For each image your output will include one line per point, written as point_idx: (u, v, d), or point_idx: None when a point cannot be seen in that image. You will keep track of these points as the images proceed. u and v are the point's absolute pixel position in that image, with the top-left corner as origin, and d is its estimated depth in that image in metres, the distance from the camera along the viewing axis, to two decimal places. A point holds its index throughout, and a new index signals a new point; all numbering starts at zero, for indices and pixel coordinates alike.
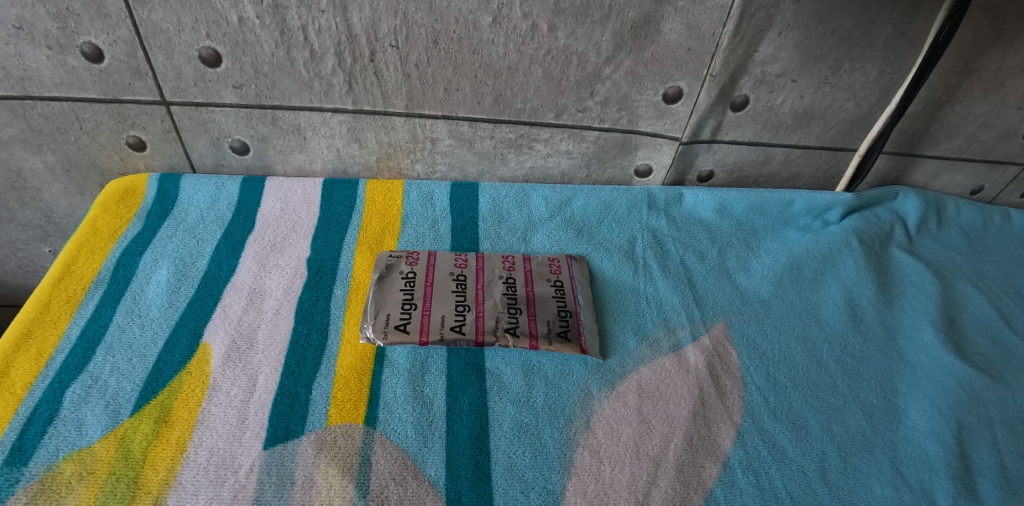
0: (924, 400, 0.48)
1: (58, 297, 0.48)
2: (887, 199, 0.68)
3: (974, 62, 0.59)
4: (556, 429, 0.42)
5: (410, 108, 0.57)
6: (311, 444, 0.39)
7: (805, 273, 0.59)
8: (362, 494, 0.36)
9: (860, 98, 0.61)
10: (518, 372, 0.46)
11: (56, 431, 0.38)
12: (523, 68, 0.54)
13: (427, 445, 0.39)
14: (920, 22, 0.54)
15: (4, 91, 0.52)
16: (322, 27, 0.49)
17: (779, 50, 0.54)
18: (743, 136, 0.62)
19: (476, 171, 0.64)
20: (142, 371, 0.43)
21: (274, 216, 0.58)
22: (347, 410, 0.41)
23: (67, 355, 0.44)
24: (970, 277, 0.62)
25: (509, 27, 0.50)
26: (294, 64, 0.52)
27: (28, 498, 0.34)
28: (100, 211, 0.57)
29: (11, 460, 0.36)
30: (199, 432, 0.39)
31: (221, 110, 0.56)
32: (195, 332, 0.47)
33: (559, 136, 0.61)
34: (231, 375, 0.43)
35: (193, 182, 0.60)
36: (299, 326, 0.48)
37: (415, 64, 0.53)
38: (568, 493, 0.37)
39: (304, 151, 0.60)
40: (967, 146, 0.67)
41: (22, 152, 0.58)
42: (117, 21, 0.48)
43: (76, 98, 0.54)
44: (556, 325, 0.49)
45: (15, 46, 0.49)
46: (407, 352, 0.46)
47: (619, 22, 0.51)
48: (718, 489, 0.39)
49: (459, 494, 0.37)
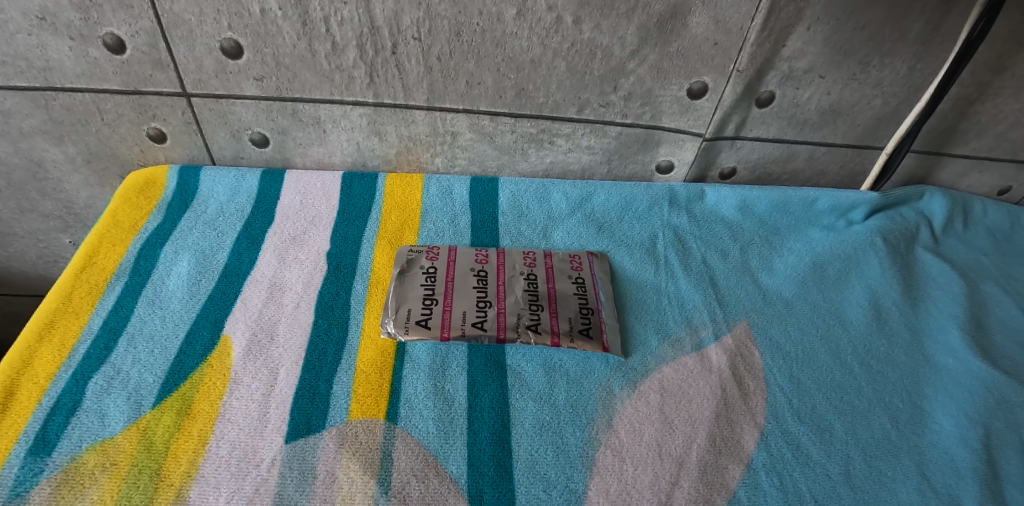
0: (951, 404, 0.47)
1: (80, 287, 0.49)
2: (913, 198, 0.66)
3: (1008, 59, 0.57)
4: (577, 428, 0.41)
5: (432, 102, 0.56)
6: (332, 439, 0.39)
7: (829, 273, 0.58)
8: (383, 490, 0.36)
9: (889, 95, 0.59)
10: (539, 369, 0.45)
11: (79, 422, 0.39)
12: (546, 61, 0.53)
13: (448, 442, 0.39)
14: (953, 18, 0.53)
15: (27, 82, 0.53)
16: (345, 19, 0.49)
17: (808, 44, 0.53)
18: (768, 133, 0.61)
19: (495, 166, 0.63)
20: (163, 363, 0.44)
21: (293, 209, 0.57)
22: (368, 405, 0.41)
23: (89, 346, 0.44)
24: (997, 280, 0.60)
25: (534, 20, 0.49)
26: (315, 56, 0.51)
27: (51, 489, 0.35)
28: (121, 202, 0.57)
29: (35, 450, 0.37)
30: (220, 426, 0.39)
31: (241, 102, 0.55)
32: (216, 325, 0.47)
33: (580, 131, 0.60)
34: (252, 368, 0.43)
35: (212, 174, 0.59)
36: (319, 319, 0.48)
37: (437, 56, 0.52)
38: (591, 492, 0.37)
39: (324, 144, 0.60)
40: (996, 145, 0.66)
41: (43, 142, 0.59)
42: (140, 12, 0.48)
43: (98, 89, 0.54)
44: (578, 322, 0.48)
45: (38, 36, 0.49)
46: (428, 348, 0.46)
47: (645, 16, 0.50)
48: (741, 491, 0.38)
49: (481, 491, 0.36)
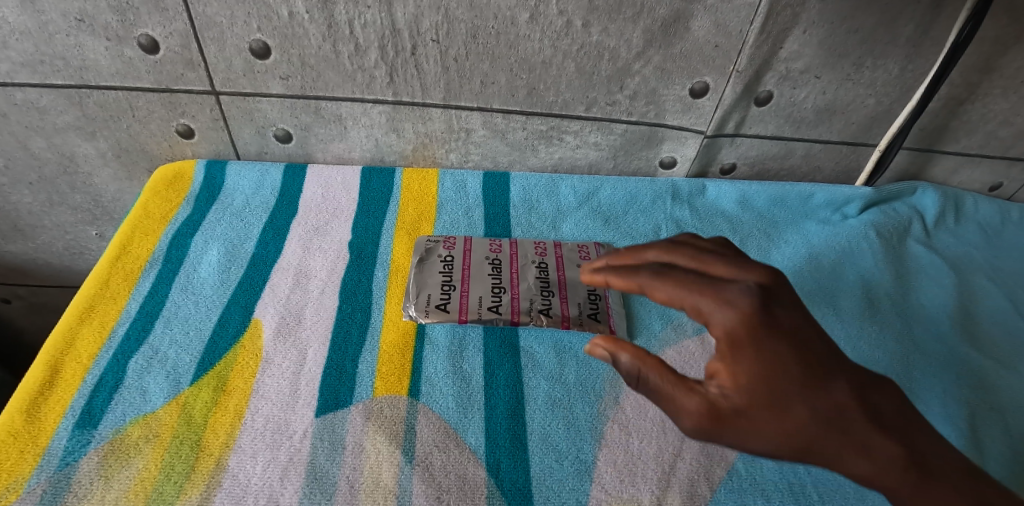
0: (938, 387, 0.50)
1: (117, 274, 0.52)
2: (906, 194, 0.69)
3: (996, 60, 0.60)
4: (587, 404, 0.44)
5: (447, 100, 0.59)
6: (359, 413, 0.42)
7: (824, 264, 0.61)
8: (408, 459, 0.39)
9: (882, 94, 0.62)
10: (550, 351, 0.48)
11: (121, 397, 0.42)
12: (557, 62, 0.56)
13: (467, 416, 0.42)
14: (942, 22, 0.56)
15: (64, 81, 0.56)
16: (368, 22, 0.51)
17: (804, 46, 0.56)
18: (767, 131, 0.64)
19: (507, 161, 0.66)
20: (197, 344, 0.47)
21: (316, 201, 0.60)
22: (392, 382, 0.44)
23: (127, 328, 0.47)
24: (986, 271, 0.63)
25: (545, 23, 0.52)
26: (339, 57, 0.54)
27: (99, 458, 0.38)
28: (152, 195, 0.60)
29: (83, 423, 0.40)
30: (254, 401, 0.42)
31: (267, 100, 0.58)
32: (246, 309, 0.50)
33: (588, 128, 0.63)
34: (282, 349, 0.46)
35: (238, 168, 0.62)
36: (343, 304, 0.51)
37: (454, 57, 0.55)
38: (599, 462, 0.40)
39: (344, 140, 0.63)
40: (986, 143, 0.69)
41: (76, 138, 0.62)
42: (174, 14, 0.51)
43: (131, 87, 0.57)
44: (587, 308, 0.52)
45: (76, 37, 0.52)
46: (447, 330, 0.49)
47: (650, 20, 0.53)
48: (739, 463, 0.41)
49: (498, 461, 0.39)
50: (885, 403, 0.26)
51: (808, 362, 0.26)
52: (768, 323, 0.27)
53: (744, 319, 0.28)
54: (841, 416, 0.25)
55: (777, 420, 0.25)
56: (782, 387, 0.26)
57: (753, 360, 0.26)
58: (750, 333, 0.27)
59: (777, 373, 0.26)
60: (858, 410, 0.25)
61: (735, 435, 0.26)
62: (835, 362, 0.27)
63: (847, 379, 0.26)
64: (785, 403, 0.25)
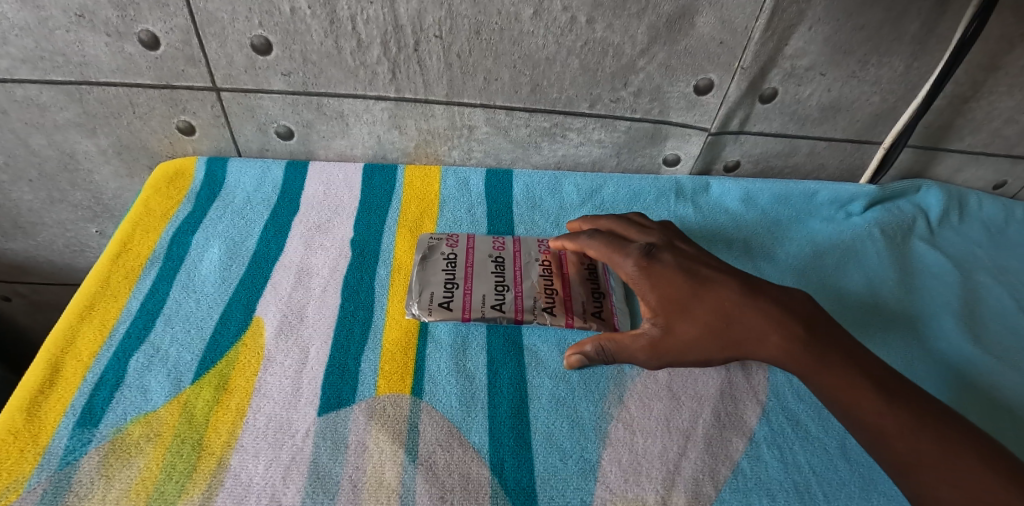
0: (944, 386, 0.49)
1: (117, 272, 0.51)
2: (909, 192, 0.69)
3: (1002, 58, 0.60)
4: (591, 403, 0.44)
5: (450, 97, 0.59)
6: (362, 412, 0.41)
7: (828, 262, 0.60)
8: (411, 458, 0.38)
9: (887, 92, 0.62)
10: (554, 349, 0.48)
11: (122, 396, 0.42)
12: (560, 59, 0.55)
13: (470, 415, 0.42)
14: (949, 19, 0.55)
15: (64, 77, 0.55)
16: (370, 18, 0.51)
17: (809, 43, 0.56)
18: (771, 128, 0.64)
19: (509, 159, 0.66)
20: (199, 343, 0.46)
21: (317, 199, 0.60)
22: (394, 381, 0.44)
23: (128, 326, 0.47)
24: (991, 270, 0.63)
25: (549, 20, 0.52)
26: (341, 53, 0.54)
27: (100, 457, 0.37)
28: (153, 192, 0.59)
29: (83, 422, 0.40)
30: (256, 400, 0.42)
31: (269, 97, 0.58)
32: (248, 307, 0.49)
33: (592, 125, 0.62)
34: (284, 347, 0.46)
35: (239, 166, 0.62)
36: (346, 302, 0.50)
37: (457, 54, 0.55)
38: (604, 462, 0.40)
39: (346, 137, 0.63)
40: (991, 141, 0.68)
41: (77, 135, 0.61)
42: (175, 10, 0.50)
43: (132, 83, 0.56)
44: (590, 305, 0.51)
45: (76, 33, 0.52)
46: (450, 329, 0.49)
47: (655, 16, 0.52)
48: (744, 462, 0.41)
49: (502, 460, 0.39)
50: (768, 306, 0.43)
51: (694, 282, 0.45)
52: (652, 262, 0.47)
53: (640, 269, 0.47)
54: (728, 315, 0.43)
55: (690, 325, 0.43)
56: (682, 303, 0.44)
57: (657, 290, 0.45)
58: (645, 271, 0.46)
59: (673, 293, 0.44)
60: (744, 309, 0.43)
61: (669, 347, 0.43)
62: (712, 286, 0.44)
63: (728, 291, 0.44)
64: (686, 310, 0.43)
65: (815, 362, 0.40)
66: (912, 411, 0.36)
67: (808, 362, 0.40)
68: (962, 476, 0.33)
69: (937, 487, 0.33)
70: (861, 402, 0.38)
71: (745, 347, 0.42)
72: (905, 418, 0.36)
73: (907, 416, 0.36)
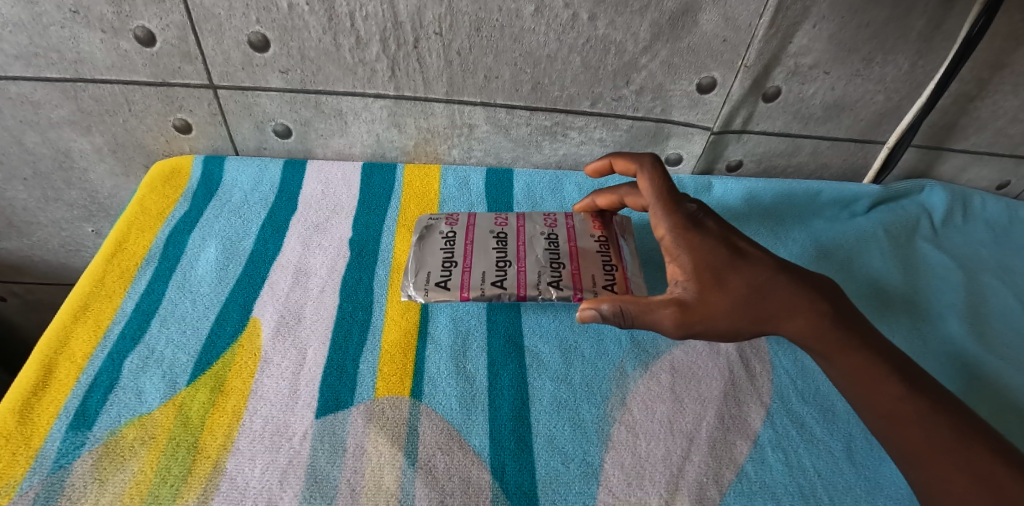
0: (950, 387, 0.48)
1: (112, 271, 0.51)
2: (913, 192, 0.69)
3: (1008, 55, 0.59)
4: (593, 405, 0.43)
5: (450, 95, 0.58)
6: (360, 414, 0.41)
7: (832, 262, 0.60)
8: (410, 462, 0.38)
9: (891, 90, 0.61)
10: (555, 350, 0.47)
11: (116, 398, 0.41)
12: (562, 56, 0.55)
13: (470, 418, 0.41)
14: (955, 16, 0.55)
15: (59, 74, 0.55)
16: (369, 14, 0.50)
17: (813, 41, 0.55)
18: (774, 127, 0.63)
19: (510, 157, 0.65)
20: (195, 344, 0.46)
21: (316, 198, 0.59)
22: (393, 383, 0.43)
23: (123, 327, 0.46)
24: (997, 270, 0.62)
25: (551, 17, 0.51)
26: (339, 50, 0.53)
27: (93, 460, 0.37)
28: (148, 191, 0.59)
29: (77, 424, 0.39)
30: (253, 402, 0.41)
31: (266, 95, 0.57)
32: (245, 307, 0.49)
33: (593, 124, 0.62)
34: (281, 348, 0.45)
35: (236, 165, 0.61)
36: (344, 303, 0.50)
37: (457, 51, 0.54)
38: (607, 466, 0.39)
39: (345, 135, 0.62)
40: (996, 140, 0.68)
41: (72, 132, 0.60)
42: (171, 6, 0.49)
43: (127, 81, 0.56)
44: (602, 279, 0.50)
45: (70, 29, 0.51)
46: (449, 330, 0.48)
47: (658, 13, 0.52)
48: (748, 466, 0.40)
49: (503, 463, 0.38)
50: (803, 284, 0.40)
51: (732, 250, 0.40)
52: (694, 224, 0.42)
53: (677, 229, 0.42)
54: (764, 289, 0.39)
55: (721, 296, 0.39)
56: (718, 270, 0.39)
57: (692, 253, 0.40)
58: (681, 232, 0.41)
59: (709, 259, 0.40)
60: (780, 284, 0.39)
61: (698, 318, 0.39)
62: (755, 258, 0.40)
63: (766, 265, 0.40)
64: (721, 280, 0.39)
65: (839, 343, 0.38)
66: (934, 402, 0.35)
67: (834, 344, 0.38)
68: (982, 468, 0.31)
69: (951, 478, 0.32)
70: (883, 388, 0.36)
71: (773, 324, 0.39)
72: (929, 408, 0.34)
73: (929, 407, 0.34)
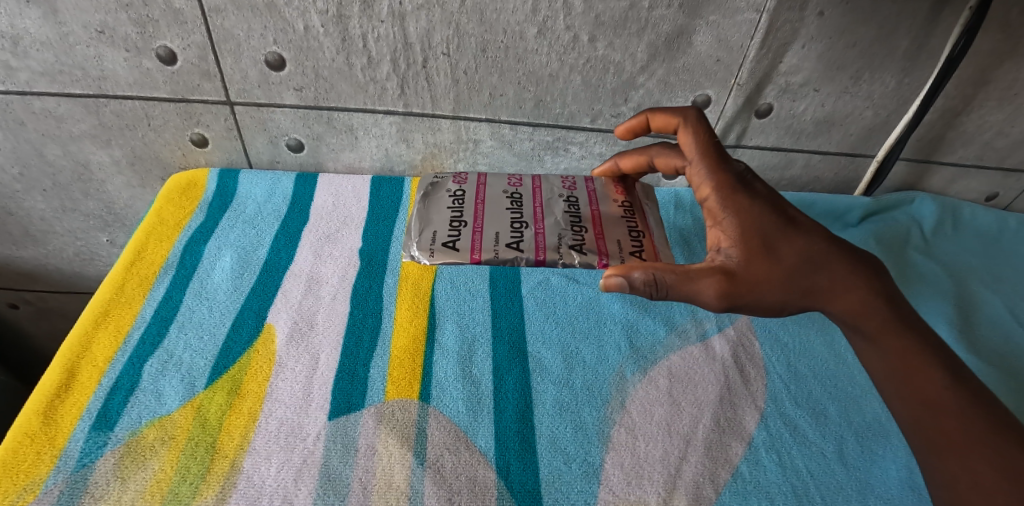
0: None
1: (131, 279, 0.53)
2: (904, 204, 0.71)
3: (990, 73, 0.62)
4: (594, 408, 0.45)
5: (457, 111, 0.61)
6: (371, 417, 0.43)
7: None
8: (419, 461, 0.40)
9: (879, 106, 0.64)
10: (557, 356, 0.49)
11: (137, 400, 0.43)
12: (563, 75, 0.58)
13: (477, 420, 0.43)
14: (937, 36, 0.58)
15: (83, 90, 0.57)
16: (381, 36, 0.53)
17: (803, 60, 0.58)
18: (767, 142, 0.66)
19: (513, 171, 0.68)
20: (212, 349, 0.48)
21: (327, 210, 0.62)
22: (403, 386, 0.45)
23: (142, 332, 0.48)
24: (985, 279, 0.64)
25: (553, 38, 0.54)
26: (351, 69, 0.56)
27: (116, 459, 0.39)
28: (166, 202, 0.61)
29: (100, 425, 0.41)
30: (268, 404, 0.43)
31: (281, 110, 0.60)
32: (259, 314, 0.51)
33: (593, 139, 0.64)
34: (294, 353, 0.47)
35: (250, 177, 0.64)
36: (355, 310, 0.52)
37: (464, 70, 0.57)
38: (606, 466, 0.41)
39: (355, 149, 0.64)
40: (982, 153, 0.70)
41: (92, 146, 0.63)
42: (193, 27, 0.52)
43: (148, 97, 0.58)
44: (627, 245, 0.50)
45: (96, 48, 0.54)
46: (456, 336, 0.50)
47: (654, 35, 0.54)
48: (743, 466, 0.42)
49: (508, 463, 0.40)
50: (853, 262, 0.39)
51: (780, 218, 0.39)
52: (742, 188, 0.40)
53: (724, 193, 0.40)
54: (814, 262, 0.38)
55: (769, 265, 0.38)
56: (768, 238, 0.38)
57: (739, 216, 0.39)
58: (727, 196, 0.40)
59: (758, 223, 0.39)
60: (829, 259, 0.39)
61: (745, 285, 0.38)
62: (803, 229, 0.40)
63: (815, 237, 0.40)
64: (772, 248, 0.38)
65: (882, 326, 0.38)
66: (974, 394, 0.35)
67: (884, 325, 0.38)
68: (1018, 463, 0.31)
69: (980, 472, 0.32)
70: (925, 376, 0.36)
71: (820, 298, 0.39)
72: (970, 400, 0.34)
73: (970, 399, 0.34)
